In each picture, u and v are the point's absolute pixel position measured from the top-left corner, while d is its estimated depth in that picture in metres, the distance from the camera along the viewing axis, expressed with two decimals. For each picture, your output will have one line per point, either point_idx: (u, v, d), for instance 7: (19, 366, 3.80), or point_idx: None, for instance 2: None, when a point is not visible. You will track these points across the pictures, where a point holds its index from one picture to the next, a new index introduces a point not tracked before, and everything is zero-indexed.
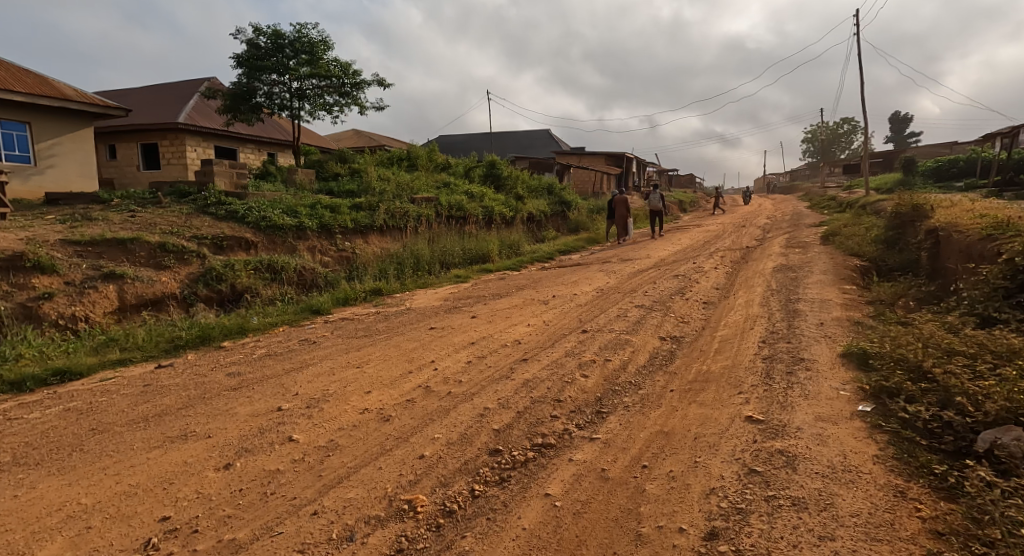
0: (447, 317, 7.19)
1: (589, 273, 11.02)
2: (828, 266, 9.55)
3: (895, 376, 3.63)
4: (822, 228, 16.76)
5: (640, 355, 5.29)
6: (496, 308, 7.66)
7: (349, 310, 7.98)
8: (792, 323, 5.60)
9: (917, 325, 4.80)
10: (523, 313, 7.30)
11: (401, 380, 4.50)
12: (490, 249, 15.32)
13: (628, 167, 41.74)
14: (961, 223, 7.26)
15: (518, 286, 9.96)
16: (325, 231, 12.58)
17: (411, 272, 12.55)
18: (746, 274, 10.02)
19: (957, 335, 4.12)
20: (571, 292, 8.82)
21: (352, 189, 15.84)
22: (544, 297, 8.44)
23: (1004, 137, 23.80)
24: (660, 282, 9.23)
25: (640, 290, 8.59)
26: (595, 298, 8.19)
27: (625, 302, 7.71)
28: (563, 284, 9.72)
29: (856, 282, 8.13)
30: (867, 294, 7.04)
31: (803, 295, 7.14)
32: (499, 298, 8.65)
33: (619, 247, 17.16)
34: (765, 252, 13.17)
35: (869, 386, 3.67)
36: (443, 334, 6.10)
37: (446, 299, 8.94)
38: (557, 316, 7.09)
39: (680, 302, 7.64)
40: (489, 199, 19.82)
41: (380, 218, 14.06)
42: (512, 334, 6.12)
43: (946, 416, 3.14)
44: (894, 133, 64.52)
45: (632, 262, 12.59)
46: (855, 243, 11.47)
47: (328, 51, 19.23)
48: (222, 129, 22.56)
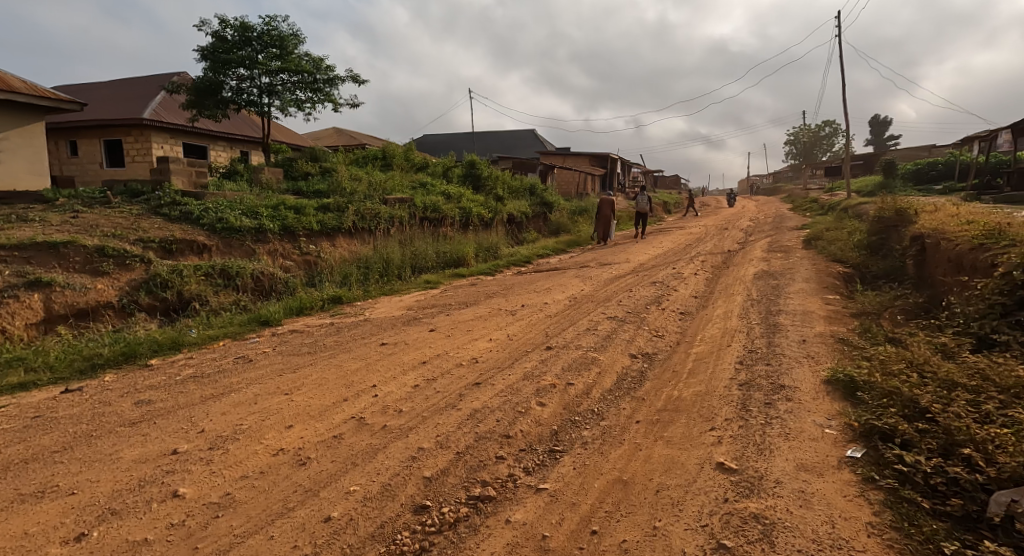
0: (404, 329, 6.66)
1: (564, 279, 10.56)
2: (810, 273, 9.16)
3: (889, 414, 3.19)
4: (804, 232, 16.46)
5: (607, 376, 4.81)
6: (460, 319, 7.12)
7: (301, 321, 7.44)
8: (772, 340, 5.15)
9: (908, 345, 4.37)
10: (487, 324, 6.78)
11: (333, 409, 3.97)
12: (465, 252, 14.79)
13: (612, 167, 41.38)
14: (947, 229, 6.89)
15: (489, 293, 9.44)
16: (288, 233, 11.99)
17: (379, 278, 12.00)
18: (727, 280, 9.59)
19: (957, 361, 3.68)
20: (542, 301, 8.32)
21: (321, 188, 15.24)
22: (512, 306, 7.94)
23: (981, 141, 23.80)
24: (635, 289, 8.80)
25: (614, 298, 8.13)
26: (566, 309, 7.71)
27: (596, 313, 7.24)
28: (535, 291, 9.25)
29: (839, 291, 7.73)
30: (852, 304, 6.61)
31: (783, 305, 6.71)
32: (465, 307, 8.13)
33: (599, 250, 16.72)
34: (747, 256, 12.78)
35: (858, 423, 3.23)
36: (397, 351, 5.56)
37: (410, 308, 8.40)
38: (523, 328, 6.60)
39: (655, 313, 7.19)
40: (467, 200, 19.27)
41: (350, 220, 13.47)
42: (472, 351, 5.59)
43: (952, 472, 2.70)
44: (874, 136, 65.03)
45: (610, 267, 12.13)
46: (838, 248, 11.11)
47: (299, 45, 18.68)
48: (189, 126, 21.81)
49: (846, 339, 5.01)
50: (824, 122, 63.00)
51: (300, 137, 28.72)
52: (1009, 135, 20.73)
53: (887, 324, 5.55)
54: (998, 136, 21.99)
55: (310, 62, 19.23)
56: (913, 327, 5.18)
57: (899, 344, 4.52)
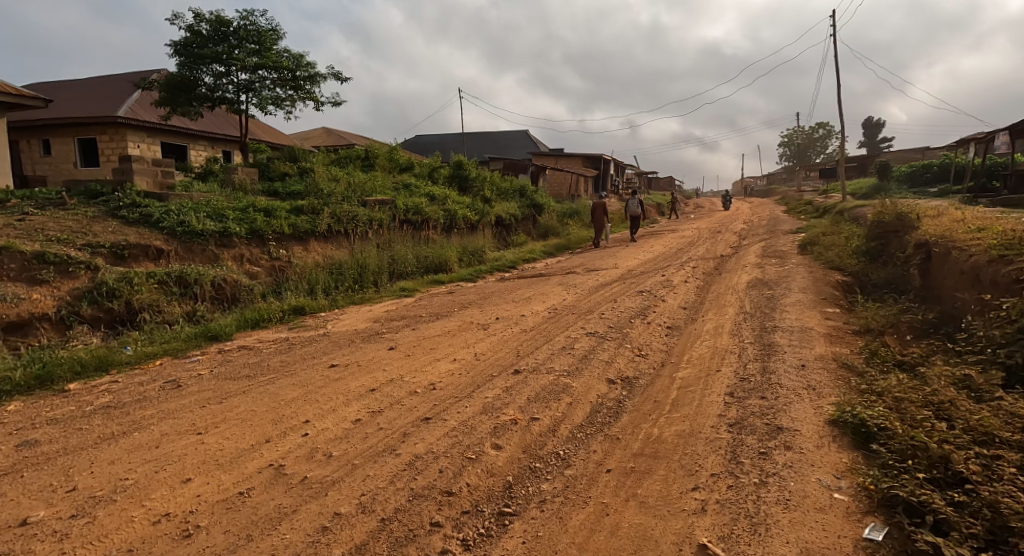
0: (362, 346, 6.03)
1: (547, 287, 9.96)
2: (806, 282, 8.61)
3: (913, 484, 2.68)
4: (799, 235, 15.94)
5: (580, 408, 4.19)
6: (425, 334, 6.49)
7: (253, 336, 6.82)
8: (766, 364, 4.56)
9: (924, 377, 3.79)
10: (453, 341, 6.16)
11: (249, 455, 3.34)
12: (447, 256, 14.16)
13: (605, 168, 40.82)
14: (955, 236, 6.34)
15: (465, 303, 8.82)
16: (257, 237, 11.36)
17: (353, 285, 11.39)
18: (719, 290, 9.00)
19: (991, 410, 3.16)
20: (519, 312, 7.70)
21: (298, 190, 14.60)
22: (485, 319, 7.32)
23: (977, 143, 23.38)
24: (620, 300, 8.20)
25: (597, 310, 7.54)
26: (544, 322, 7.11)
27: (575, 328, 6.63)
28: (513, 300, 8.63)
29: (838, 304, 7.15)
30: (853, 320, 6.04)
31: (779, 319, 6.15)
32: (435, 320, 7.51)
33: (587, 254, 16.15)
34: (740, 262, 12.23)
35: (878, 493, 2.73)
36: (346, 375, 4.92)
37: (376, 320, 7.76)
38: (493, 346, 5.98)
39: (640, 328, 6.59)
40: (452, 201, 18.63)
41: (324, 223, 12.83)
42: (431, 376, 4.96)
43: None
44: (868, 137, 64.81)
45: (597, 273, 11.56)
46: (835, 253, 10.54)
47: (277, 40, 18.05)
48: (166, 124, 21.10)
49: (855, 364, 4.42)
50: (818, 124, 62.65)
51: (284, 135, 28.06)
52: (1006, 136, 20.29)
53: (895, 346, 4.99)
54: (995, 137, 21.51)
55: (290, 59, 18.61)
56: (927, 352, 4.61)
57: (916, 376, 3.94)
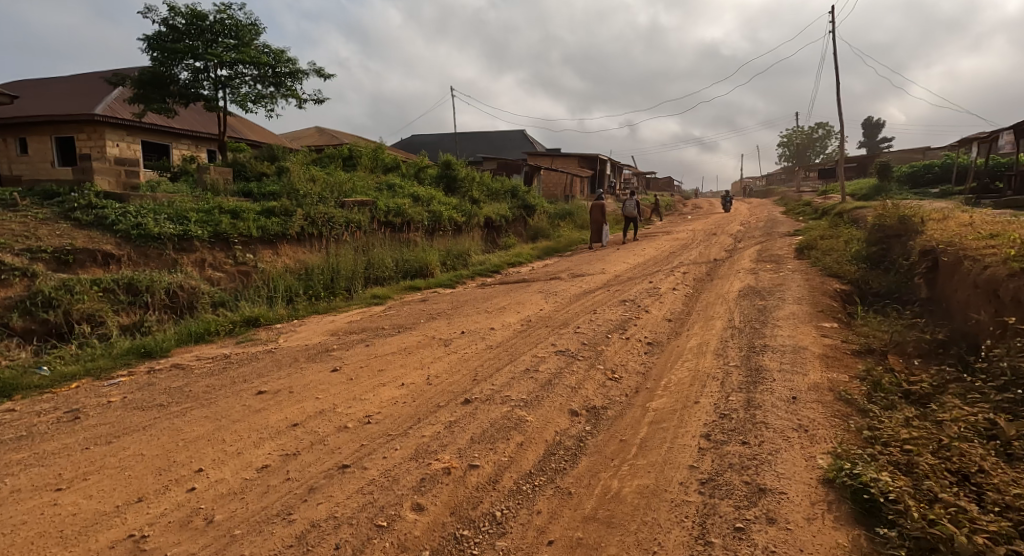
0: (303, 366, 5.37)
1: (527, 294, 9.35)
2: (802, 290, 8.02)
3: None
4: (796, 238, 15.33)
5: (532, 451, 3.56)
6: (378, 351, 5.84)
7: (195, 353, 6.20)
8: (753, 395, 3.94)
9: (941, 422, 3.23)
10: (407, 360, 5.51)
11: (106, 522, 2.74)
12: (428, 260, 13.53)
13: (600, 169, 40.18)
14: (964, 243, 5.70)
15: (433, 314, 8.17)
16: (222, 241, 10.75)
17: (323, 291, 10.79)
18: (708, 299, 8.36)
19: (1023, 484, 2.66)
20: (488, 325, 7.07)
21: (272, 190, 13.99)
22: (448, 333, 6.67)
23: (980, 143, 22.79)
24: (600, 311, 7.56)
25: (574, 323, 6.92)
26: (515, 336, 6.50)
27: (545, 344, 6.00)
28: (485, 311, 7.98)
29: (836, 317, 6.51)
30: (855, 337, 5.41)
31: (771, 336, 5.53)
32: (395, 334, 6.86)
33: (576, 258, 15.55)
34: (733, 267, 11.62)
35: None
36: (272, 405, 4.27)
37: (333, 333, 7.12)
38: (449, 367, 5.33)
39: (617, 345, 5.96)
40: (438, 202, 17.98)
41: (297, 225, 12.19)
42: (369, 407, 4.30)
43: None
44: (867, 137, 64.21)
45: (583, 279, 10.95)
46: (833, 259, 9.91)
47: (256, 35, 17.45)
48: (145, 121, 20.44)
49: (860, 397, 3.79)
50: (817, 124, 62.01)
51: (272, 134, 27.40)
52: (1010, 136, 19.68)
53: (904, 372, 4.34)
54: (999, 137, 20.88)
55: (269, 54, 17.97)
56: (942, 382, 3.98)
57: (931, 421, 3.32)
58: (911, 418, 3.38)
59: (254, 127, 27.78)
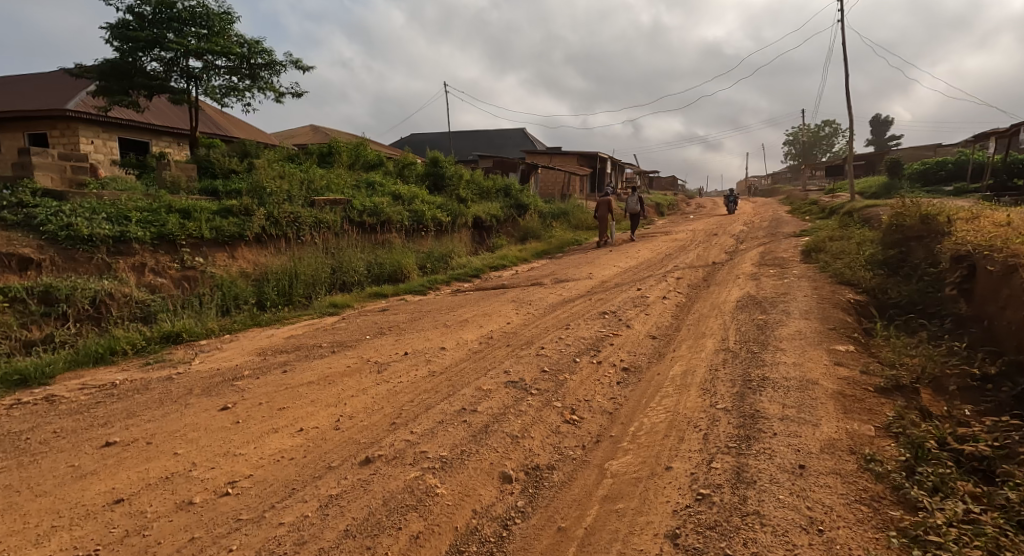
0: (190, 402, 4.28)
1: (500, 304, 8.34)
2: (811, 301, 6.98)
3: None
4: (803, 239, 14.29)
5: (428, 550, 2.58)
6: (291, 380, 4.76)
7: (90, 380, 5.19)
8: (742, 461, 2.97)
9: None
10: (320, 394, 4.43)
11: None
12: (404, 263, 12.51)
13: (600, 168, 39.06)
14: (1013, 248, 4.65)
15: (385, 328, 7.12)
16: (166, 241, 9.73)
17: (282, 299, 9.84)
18: (702, 312, 7.28)
19: None
20: (439, 344, 6.02)
21: (238, 188, 13.00)
22: (386, 356, 5.61)
23: (998, 137, 21.66)
24: (574, 327, 6.50)
25: (539, 343, 5.89)
26: (467, 359, 5.46)
27: (496, 372, 4.95)
28: (442, 326, 6.93)
29: (852, 338, 5.41)
30: (882, 367, 4.31)
31: (772, 364, 4.48)
32: (327, 355, 5.79)
33: (567, 260, 14.55)
34: (733, 272, 10.59)
35: None
36: (110, 463, 3.20)
37: (260, 353, 6.06)
38: (369, 404, 4.26)
39: (585, 374, 4.89)
40: (421, 201, 16.94)
41: (257, 226, 11.16)
42: (236, 465, 3.22)
43: None
44: (875, 136, 62.98)
45: (567, 286, 9.96)
46: (843, 263, 8.85)
47: (229, 24, 16.42)
48: (120, 117, 19.45)
49: (900, 475, 2.78)
50: (822, 122, 60.78)
51: (259, 132, 26.34)
52: None
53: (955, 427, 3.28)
54: (1018, 131, 19.72)
55: (243, 45, 16.94)
56: (1005, 455, 2.95)
57: (1006, 546, 2.33)
58: (979, 527, 2.44)
59: (241, 125, 26.79)
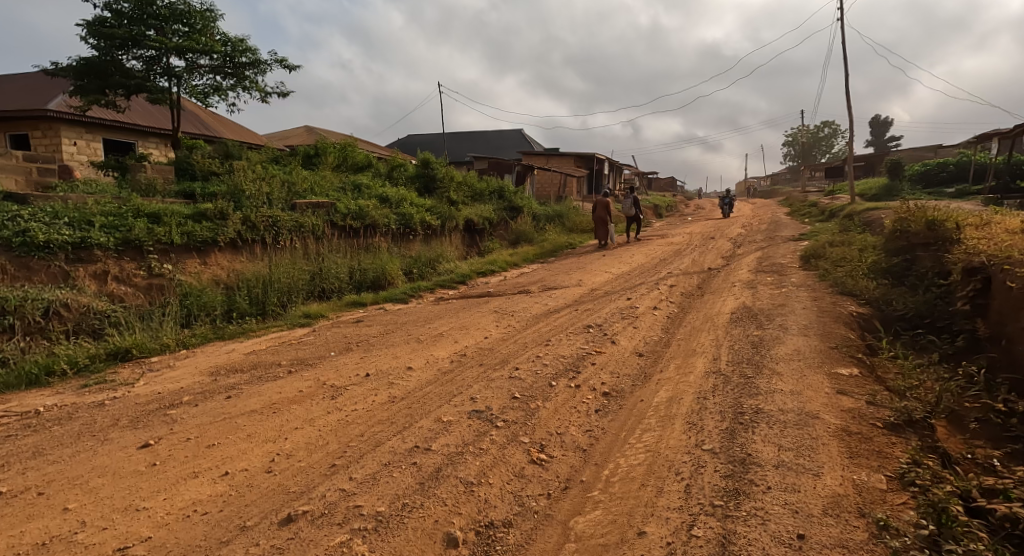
0: (108, 436, 3.76)
1: (480, 316, 7.87)
2: (810, 314, 6.53)
3: None
4: (803, 244, 13.81)
5: None
6: (231, 408, 4.24)
7: (22, 405, 4.68)
8: (731, 529, 2.66)
9: None
10: (258, 427, 3.91)
11: None
12: (388, 269, 12.01)
13: (598, 169, 38.57)
14: None
15: (353, 343, 6.63)
16: (132, 247, 9.19)
17: (256, 309, 9.40)
18: (694, 326, 6.81)
19: None
20: (406, 363, 5.53)
21: (216, 191, 12.50)
22: (344, 378, 5.10)
23: (1002, 138, 21.23)
24: (554, 343, 6.02)
25: (513, 363, 5.41)
26: (432, 382, 4.97)
27: (461, 398, 4.47)
28: (414, 342, 6.44)
29: (856, 360, 4.93)
30: (891, 398, 3.84)
31: (767, 393, 4.01)
32: (282, 376, 5.29)
33: (559, 265, 14.09)
34: (729, 279, 10.14)
35: None
36: None
37: (212, 374, 5.54)
38: (312, 439, 3.77)
39: (560, 401, 4.42)
40: (409, 204, 16.42)
41: (231, 231, 10.62)
42: (136, 524, 2.78)
43: None
44: (874, 136, 62.56)
45: (554, 295, 9.48)
46: (844, 272, 8.41)
47: (212, 22, 15.85)
48: (105, 118, 18.95)
49: (920, 552, 2.42)
50: (822, 123, 60.27)
51: (250, 133, 25.83)
52: None
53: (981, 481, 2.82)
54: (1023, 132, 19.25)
55: (226, 43, 16.42)
56: None
57: None
58: None
59: (230, 125, 26.26)
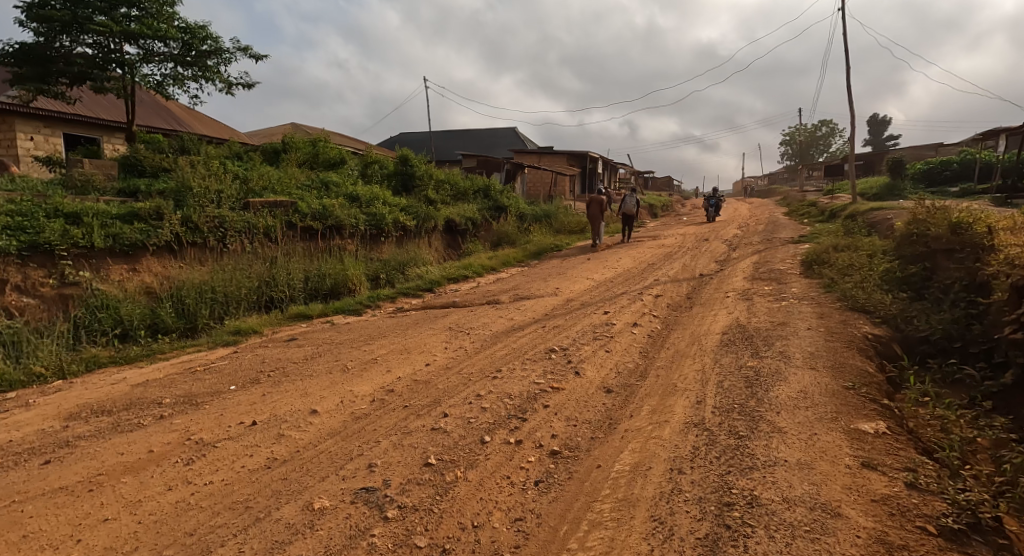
0: None
1: (429, 335, 6.71)
2: (819, 338, 5.42)
3: None
4: (803, 248, 12.72)
5: None
6: (31, 484, 3.06)
7: None
8: None
9: None
10: (52, 523, 2.77)
11: None
12: (349, 275, 10.86)
13: (590, 168, 37.44)
14: None
15: (267, 372, 5.34)
16: (41, 252, 8.00)
17: (185, 323, 8.28)
18: (679, 350, 5.67)
19: None
20: (310, 406, 4.31)
21: (159, 188, 11.27)
22: (221, 428, 3.80)
23: (1009, 134, 20.18)
24: (503, 378, 4.88)
25: (443, 407, 4.24)
26: (332, 437, 3.76)
27: (357, 463, 3.33)
28: (337, 371, 5.26)
29: (881, 408, 3.82)
30: (940, 498, 2.76)
31: (762, 469, 2.97)
32: (143, 425, 3.91)
33: (539, 270, 12.99)
34: (722, 287, 9.03)
35: None
36: None
37: (68, 416, 4.32)
38: (118, 543, 2.64)
39: (488, 468, 3.31)
40: (381, 203, 15.24)
41: (167, 233, 9.37)
42: None
43: None
44: (871, 135, 61.55)
45: (524, 307, 8.34)
46: (852, 281, 7.32)
47: (167, 4, 14.50)
48: (61, 112, 17.64)
49: None
50: (819, 122, 59.25)
51: (224, 130, 24.57)
52: None
53: None
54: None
55: (184, 29, 15.10)
56: None
57: None
58: None
59: (204, 120, 24.91)
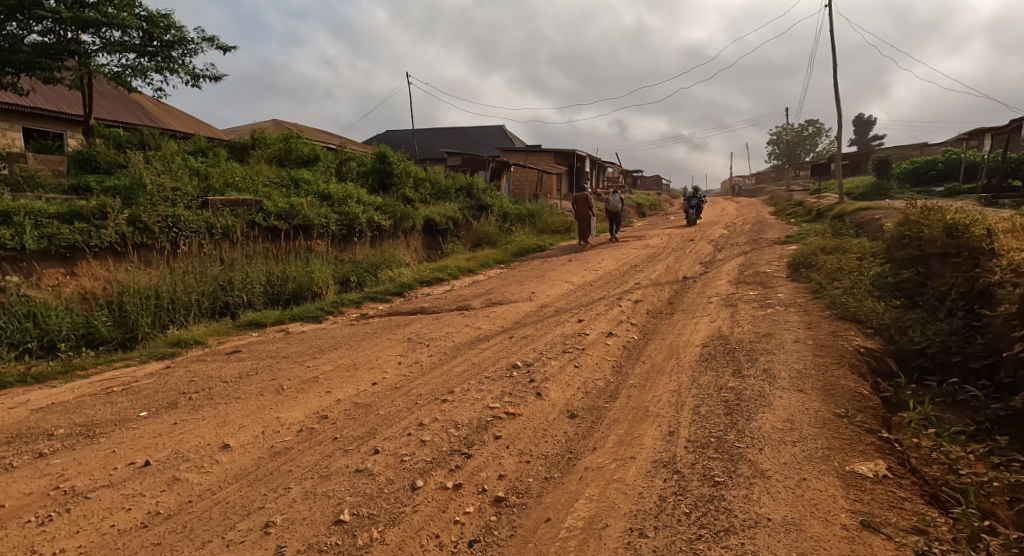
0: None
1: (384, 348, 6.11)
2: (806, 352, 4.89)
3: None
4: (792, 250, 12.20)
5: None
6: None
7: None
8: None
9: None
10: None
11: None
12: (314, 278, 10.19)
13: (578, 166, 36.87)
14: None
15: (190, 393, 4.71)
16: None
17: (124, 331, 7.65)
18: (655, 365, 5.13)
19: None
20: (219, 439, 3.68)
21: (110, 185, 10.60)
22: (103, 472, 3.21)
23: (997, 133, 19.79)
24: (454, 402, 4.29)
25: (375, 440, 3.63)
26: (232, 481, 3.15)
27: (249, 524, 2.79)
28: (269, 393, 4.64)
29: (880, 441, 3.31)
30: None
31: (738, 539, 2.54)
32: (13, 467, 3.31)
33: (517, 272, 12.39)
34: (706, 292, 8.49)
35: None
36: None
37: None
38: None
39: (414, 527, 2.77)
40: (354, 202, 14.60)
41: (110, 234, 8.71)
42: None
43: None
44: (859, 135, 61.44)
45: (494, 315, 7.75)
46: (843, 287, 6.80)
47: None
48: (20, 105, 16.87)
49: None
50: (807, 121, 59.05)
51: (198, 126, 23.80)
52: None
53: None
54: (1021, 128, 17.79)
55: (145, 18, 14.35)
56: None
57: None
58: None
59: (177, 115, 24.12)
